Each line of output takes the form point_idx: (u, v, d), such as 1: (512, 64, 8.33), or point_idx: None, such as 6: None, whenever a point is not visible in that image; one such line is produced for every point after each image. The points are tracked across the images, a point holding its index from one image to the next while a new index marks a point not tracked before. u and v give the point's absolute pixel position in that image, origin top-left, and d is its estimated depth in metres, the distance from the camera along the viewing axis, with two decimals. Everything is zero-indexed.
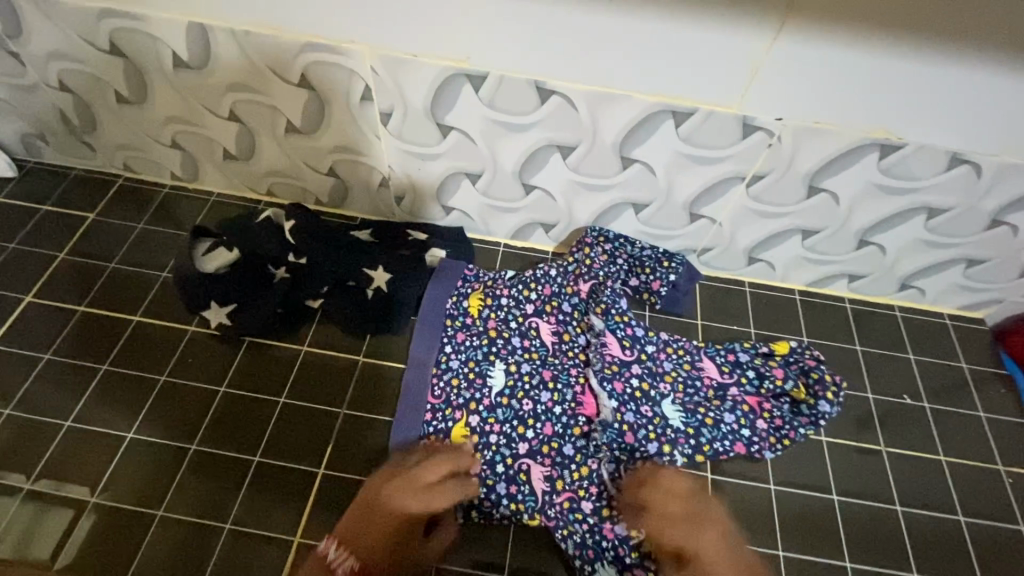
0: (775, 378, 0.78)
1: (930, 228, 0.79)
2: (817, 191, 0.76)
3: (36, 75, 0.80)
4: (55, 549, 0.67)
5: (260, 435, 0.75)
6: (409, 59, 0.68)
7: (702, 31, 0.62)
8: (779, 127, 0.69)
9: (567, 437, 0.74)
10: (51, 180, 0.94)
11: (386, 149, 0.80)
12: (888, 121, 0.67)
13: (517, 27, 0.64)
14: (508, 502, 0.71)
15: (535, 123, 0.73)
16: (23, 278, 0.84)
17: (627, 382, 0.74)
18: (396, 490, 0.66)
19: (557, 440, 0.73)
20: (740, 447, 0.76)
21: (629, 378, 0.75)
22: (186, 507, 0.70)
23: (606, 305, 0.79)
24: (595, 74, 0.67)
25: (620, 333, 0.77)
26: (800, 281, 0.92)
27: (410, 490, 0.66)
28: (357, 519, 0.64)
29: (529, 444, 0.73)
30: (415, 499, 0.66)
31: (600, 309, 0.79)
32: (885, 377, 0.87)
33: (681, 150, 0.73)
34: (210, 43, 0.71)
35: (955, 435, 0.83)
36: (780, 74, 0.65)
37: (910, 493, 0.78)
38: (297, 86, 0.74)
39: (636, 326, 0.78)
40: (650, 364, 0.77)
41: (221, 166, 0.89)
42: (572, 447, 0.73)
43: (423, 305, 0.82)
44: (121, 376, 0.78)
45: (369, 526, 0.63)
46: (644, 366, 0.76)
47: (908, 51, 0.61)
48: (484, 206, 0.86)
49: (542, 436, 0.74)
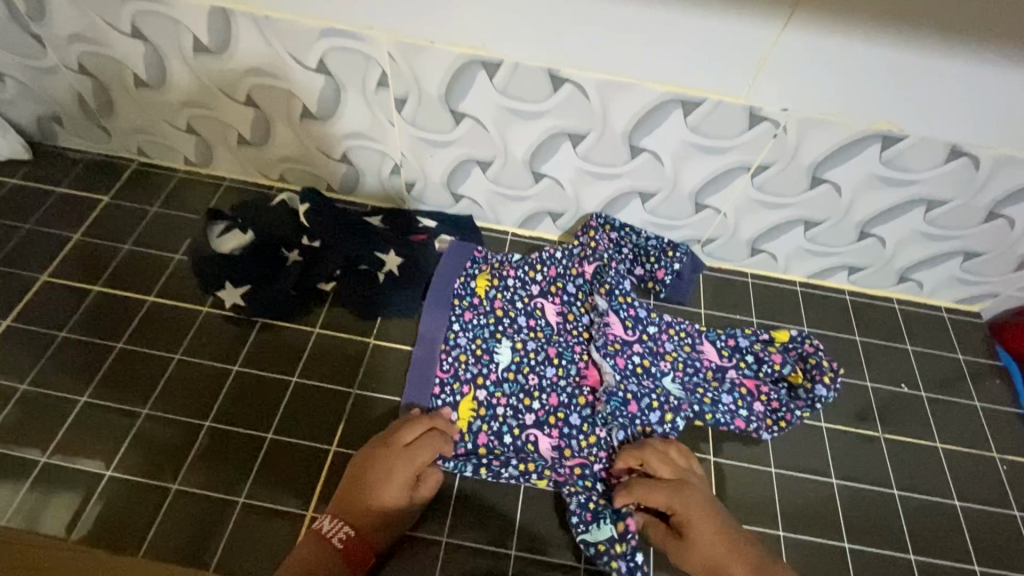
0: (774, 362, 0.80)
1: (929, 221, 0.81)
2: (820, 183, 0.78)
3: (57, 58, 0.81)
4: (72, 520, 0.68)
5: (273, 413, 0.76)
6: (426, 45, 0.70)
7: (713, 22, 0.64)
8: (784, 118, 0.71)
9: (572, 408, 0.75)
10: (67, 163, 0.95)
11: (399, 136, 0.82)
12: (890, 113, 0.69)
13: (533, 16, 0.66)
14: (517, 463, 0.73)
15: (545, 112, 0.75)
16: (39, 258, 0.86)
17: (629, 359, 0.76)
18: (380, 456, 0.68)
19: (564, 412, 0.75)
20: (739, 423, 0.77)
21: (631, 356, 0.77)
22: (200, 482, 0.71)
23: (609, 287, 0.80)
24: (607, 63, 0.69)
25: (623, 314, 0.79)
26: (801, 273, 0.94)
27: (394, 453, 0.69)
28: (346, 491, 0.67)
29: (537, 417, 0.75)
30: (400, 462, 0.68)
31: (604, 289, 0.80)
32: (883, 367, 0.89)
33: (689, 139, 0.75)
34: (231, 28, 0.73)
35: (951, 423, 0.85)
36: (787, 67, 0.67)
37: (907, 478, 0.80)
38: (315, 72, 0.75)
39: (640, 308, 0.80)
40: (651, 343, 0.79)
41: (235, 151, 0.90)
42: (578, 418, 0.75)
43: (433, 282, 0.83)
44: (136, 354, 0.79)
45: (359, 494, 0.67)
46: (646, 345, 0.78)
47: (911, 44, 0.63)
48: (493, 194, 0.88)
49: (548, 408, 0.76)
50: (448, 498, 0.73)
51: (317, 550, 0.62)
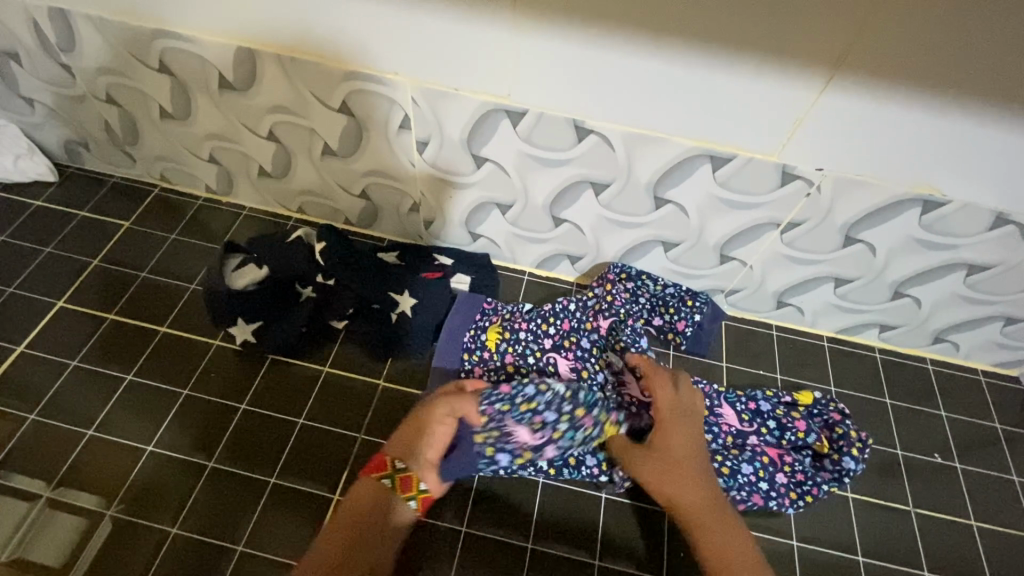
0: (798, 430, 0.75)
1: (969, 284, 0.77)
2: (854, 242, 0.75)
3: (85, 87, 0.82)
4: (69, 559, 0.66)
5: (277, 456, 0.74)
6: (451, 92, 0.69)
7: (747, 80, 0.61)
8: (819, 177, 0.68)
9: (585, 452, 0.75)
10: (90, 186, 0.96)
11: (420, 176, 0.81)
12: (932, 176, 0.66)
13: (563, 70, 0.65)
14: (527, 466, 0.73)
15: (568, 159, 0.73)
16: (57, 282, 0.86)
17: (545, 420, 0.70)
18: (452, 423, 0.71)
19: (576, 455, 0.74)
20: (758, 500, 0.73)
21: (549, 418, 0.70)
22: (200, 526, 0.69)
23: (574, 393, 0.71)
24: (634, 116, 0.67)
25: (576, 437, 0.70)
26: (829, 327, 0.90)
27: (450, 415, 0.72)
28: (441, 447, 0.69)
29: (551, 460, 0.74)
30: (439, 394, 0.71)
31: (569, 396, 0.71)
32: (915, 433, 0.84)
33: (716, 193, 0.72)
34: (256, 67, 0.73)
35: (987, 498, 0.79)
36: (823, 127, 0.64)
37: (939, 558, 0.74)
38: (337, 112, 0.75)
39: (594, 424, 0.71)
40: (565, 442, 0.70)
41: (255, 182, 0.90)
42: (594, 459, 0.75)
43: (441, 338, 0.82)
44: (145, 387, 0.78)
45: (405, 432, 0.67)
46: (568, 425, 0.70)
47: (957, 112, 0.60)
48: (512, 235, 0.86)
49: (559, 457, 0.73)
50: (454, 555, 0.69)
51: (369, 481, 0.63)
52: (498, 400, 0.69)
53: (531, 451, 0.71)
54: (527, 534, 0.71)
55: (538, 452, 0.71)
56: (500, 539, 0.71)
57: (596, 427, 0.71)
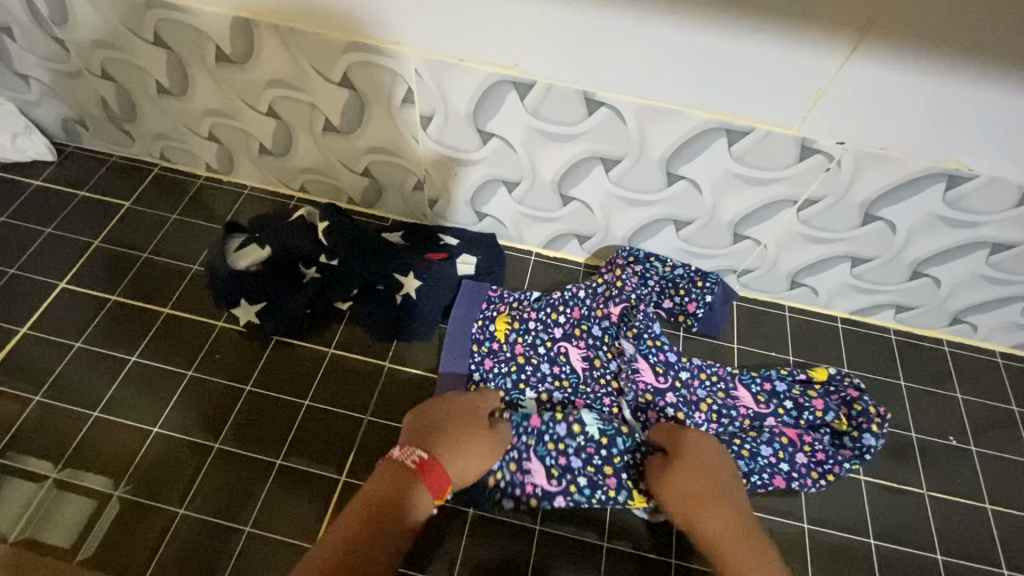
0: (815, 409, 0.74)
1: (991, 263, 0.74)
2: (873, 220, 0.72)
3: (80, 62, 0.80)
4: (79, 539, 0.67)
5: (284, 436, 0.74)
6: (454, 63, 0.67)
7: (764, 48, 0.59)
8: (840, 151, 0.65)
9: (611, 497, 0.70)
10: (90, 166, 0.94)
11: (425, 152, 0.78)
12: (959, 151, 0.63)
13: (573, 35, 0.61)
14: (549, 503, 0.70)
15: (578, 135, 0.70)
16: (58, 264, 0.85)
17: (568, 465, 0.70)
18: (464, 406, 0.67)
19: (601, 493, 0.70)
20: (779, 481, 0.73)
21: (574, 463, 0.70)
22: (208, 507, 0.69)
23: (610, 438, 0.71)
24: (648, 88, 0.64)
25: (594, 495, 0.69)
26: (844, 308, 0.88)
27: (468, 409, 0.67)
28: (454, 432, 0.64)
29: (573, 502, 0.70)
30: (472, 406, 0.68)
31: (604, 441, 0.71)
32: (931, 416, 0.82)
33: (732, 168, 0.70)
34: (254, 39, 0.70)
35: (1003, 482, 0.78)
36: (848, 95, 0.61)
37: (951, 541, 0.73)
38: (338, 85, 0.73)
39: (619, 488, 0.70)
40: (579, 498, 0.70)
41: (256, 159, 0.88)
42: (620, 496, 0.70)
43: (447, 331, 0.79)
44: (150, 368, 0.78)
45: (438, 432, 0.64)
46: (589, 478, 0.70)
47: (989, 81, 0.57)
48: (519, 214, 0.84)
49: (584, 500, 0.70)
50: (461, 538, 0.69)
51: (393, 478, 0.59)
52: (526, 432, 0.71)
53: (540, 496, 0.70)
54: (535, 515, 0.71)
55: (546, 500, 0.70)
56: (506, 522, 0.70)
57: (620, 491, 0.70)
